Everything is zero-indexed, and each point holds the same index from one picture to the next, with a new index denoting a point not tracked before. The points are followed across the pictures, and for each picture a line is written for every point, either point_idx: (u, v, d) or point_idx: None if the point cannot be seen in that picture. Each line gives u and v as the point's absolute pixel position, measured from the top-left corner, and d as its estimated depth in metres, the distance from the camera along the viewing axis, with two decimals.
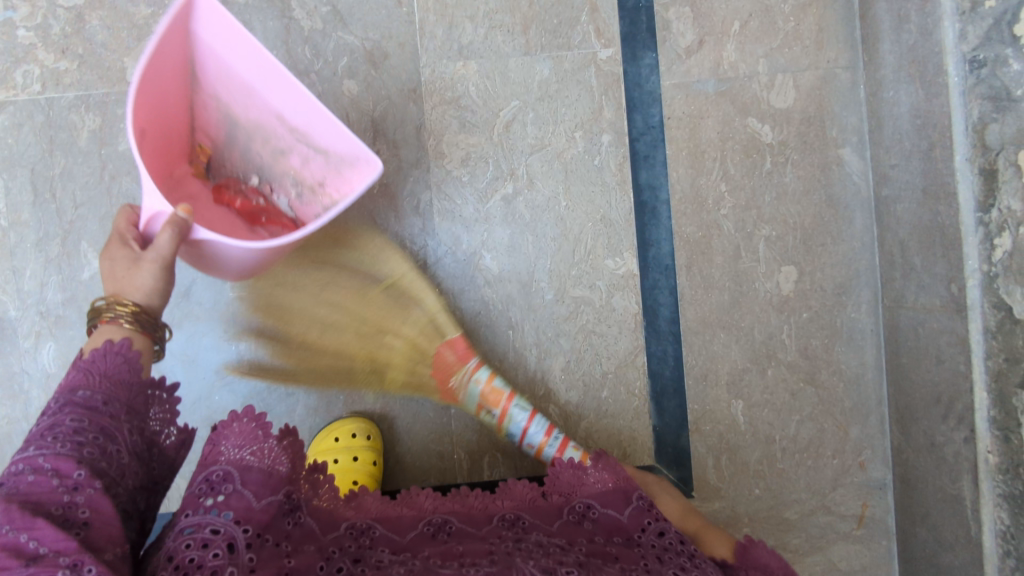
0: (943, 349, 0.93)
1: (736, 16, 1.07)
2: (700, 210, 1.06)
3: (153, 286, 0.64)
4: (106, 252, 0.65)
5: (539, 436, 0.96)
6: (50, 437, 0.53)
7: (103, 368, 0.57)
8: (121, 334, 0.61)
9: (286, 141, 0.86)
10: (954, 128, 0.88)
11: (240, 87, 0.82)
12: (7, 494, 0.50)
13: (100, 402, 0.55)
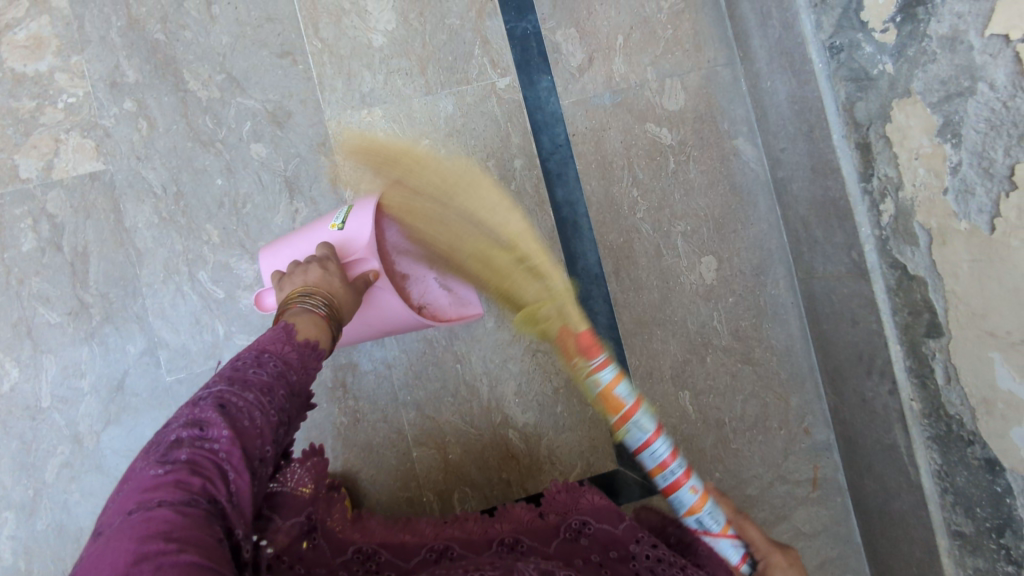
0: (856, 311, 1.00)
1: (618, 30, 1.13)
2: (618, 217, 1.11)
3: (351, 301, 0.81)
4: (325, 262, 0.82)
5: (676, 474, 0.71)
6: (268, 395, 0.59)
7: (303, 365, 0.65)
8: (319, 326, 0.73)
9: (414, 274, 1.06)
10: (827, 110, 0.95)
11: (406, 228, 1.04)
12: (228, 412, 0.55)
13: (298, 391, 0.63)
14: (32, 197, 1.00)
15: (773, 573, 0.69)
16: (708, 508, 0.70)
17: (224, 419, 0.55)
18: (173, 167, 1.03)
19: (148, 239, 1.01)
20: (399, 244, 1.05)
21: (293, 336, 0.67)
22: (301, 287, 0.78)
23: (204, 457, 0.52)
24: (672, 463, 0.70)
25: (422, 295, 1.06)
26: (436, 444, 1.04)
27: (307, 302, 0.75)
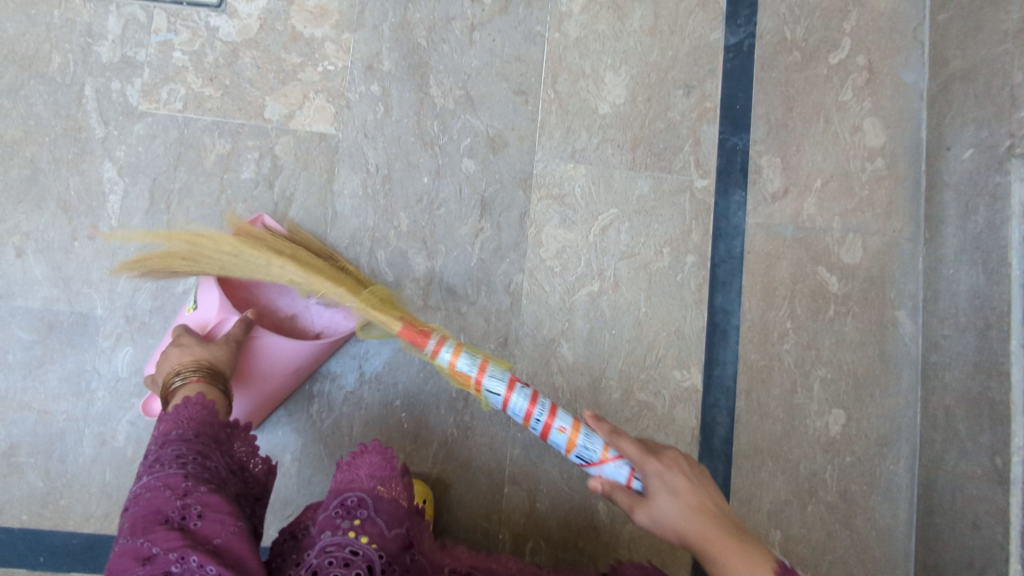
0: (981, 516, 0.98)
1: (820, 174, 1.16)
2: (766, 340, 1.13)
3: (223, 350, 0.85)
4: (177, 343, 0.86)
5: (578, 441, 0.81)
6: (156, 465, 0.67)
7: (188, 411, 0.73)
8: (199, 387, 0.79)
9: (299, 309, 1.05)
10: (1012, 314, 0.98)
11: (237, 268, 1.04)
12: (130, 516, 0.64)
13: (191, 434, 0.70)
14: (267, 136, 1.10)
15: (649, 481, 0.75)
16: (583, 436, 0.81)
17: (126, 520, 0.64)
18: (391, 154, 1.11)
19: (347, 206, 1.09)
20: (269, 292, 1.05)
21: (168, 413, 0.75)
22: (170, 370, 0.82)
23: (122, 553, 0.60)
24: (535, 410, 0.82)
25: (327, 314, 1.05)
26: (528, 487, 1.05)
27: (175, 380, 0.80)
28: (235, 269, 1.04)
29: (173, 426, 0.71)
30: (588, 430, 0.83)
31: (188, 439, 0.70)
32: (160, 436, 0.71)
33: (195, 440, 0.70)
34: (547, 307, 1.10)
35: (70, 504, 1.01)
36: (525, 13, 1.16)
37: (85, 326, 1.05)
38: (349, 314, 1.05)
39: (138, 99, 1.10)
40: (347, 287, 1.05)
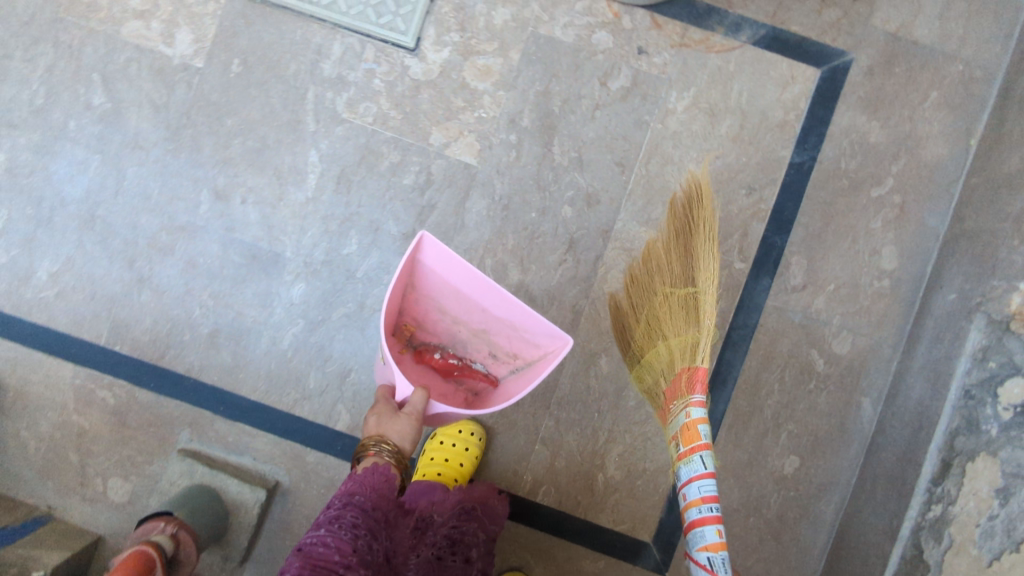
0: (870, 558, 1.33)
1: (834, 279, 1.48)
2: (754, 393, 1.48)
3: (407, 433, 1.13)
4: (376, 410, 1.17)
5: (701, 511, 1.17)
6: (337, 522, 1.04)
7: (372, 484, 1.10)
8: (381, 461, 1.13)
9: (492, 328, 1.30)
10: (939, 424, 1.27)
11: (450, 288, 1.25)
12: (302, 556, 1.00)
13: (366, 507, 1.07)
14: (427, 156, 1.51)
15: None
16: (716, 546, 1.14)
17: (298, 558, 1.00)
18: (513, 190, 1.50)
19: (473, 222, 1.50)
20: (461, 300, 1.28)
21: (356, 474, 1.12)
22: (366, 437, 1.15)
23: None
24: (705, 500, 1.17)
25: (529, 347, 1.28)
26: (552, 449, 1.47)
27: (372, 447, 1.13)
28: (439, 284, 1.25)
29: (358, 493, 1.08)
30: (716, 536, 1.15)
31: (363, 505, 1.07)
32: (346, 491, 1.09)
33: (367, 504, 1.07)
34: (598, 328, 1.49)
35: (246, 376, 1.51)
36: (640, 103, 1.50)
37: (277, 262, 1.51)
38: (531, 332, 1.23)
39: (344, 109, 1.53)
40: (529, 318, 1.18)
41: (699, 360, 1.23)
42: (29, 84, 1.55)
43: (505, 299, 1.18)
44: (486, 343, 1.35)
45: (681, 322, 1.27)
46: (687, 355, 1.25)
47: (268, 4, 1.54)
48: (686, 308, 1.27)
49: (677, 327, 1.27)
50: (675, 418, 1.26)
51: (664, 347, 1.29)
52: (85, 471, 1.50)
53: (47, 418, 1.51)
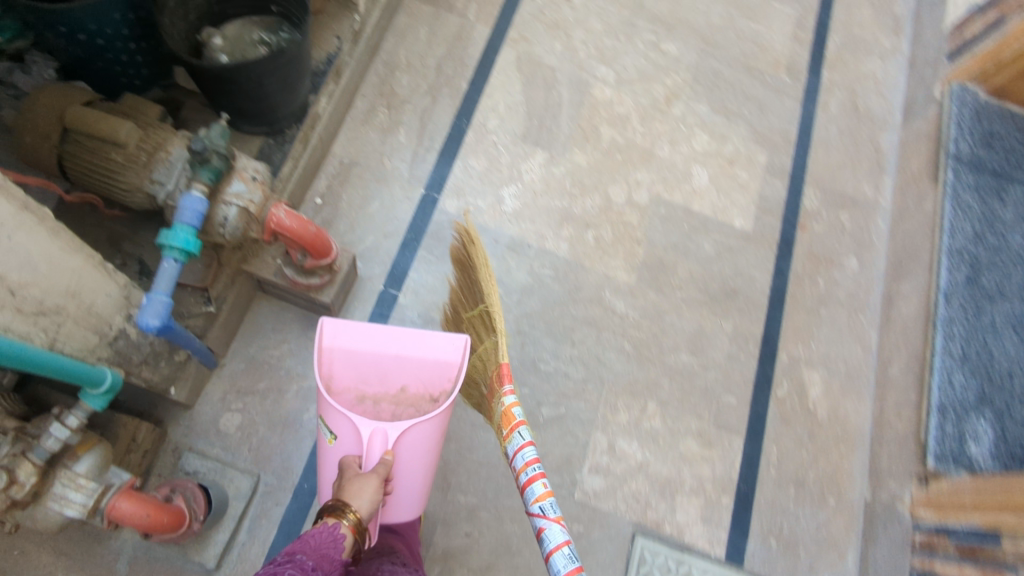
0: None
1: None
2: None
3: (364, 503, 1.22)
4: (342, 476, 1.29)
5: (531, 471, 1.37)
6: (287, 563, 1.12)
7: (317, 542, 1.17)
8: (344, 522, 1.21)
9: (407, 383, 1.47)
10: None
11: (360, 362, 1.45)
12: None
13: (308, 564, 1.12)
14: None
15: None
16: (551, 506, 1.33)
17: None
18: None
19: None
20: (368, 369, 1.46)
21: (304, 535, 1.19)
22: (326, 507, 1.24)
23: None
24: (532, 462, 1.38)
25: (437, 381, 1.46)
26: None
27: (346, 517, 1.20)
28: (342, 356, 1.44)
29: (298, 547, 1.15)
30: (552, 500, 1.34)
31: (303, 564, 1.11)
32: (288, 551, 1.15)
33: (304, 564, 1.12)
34: None
35: None
36: None
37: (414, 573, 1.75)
38: (438, 364, 1.46)
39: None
40: (427, 343, 1.44)
41: (491, 353, 1.51)
42: (549, 360, 2.03)
43: (399, 342, 1.45)
44: (409, 404, 1.48)
45: (486, 332, 1.56)
46: (492, 370, 1.54)
47: (628, 555, 1.88)
48: (490, 324, 1.55)
49: (485, 335, 1.56)
50: (497, 411, 1.49)
51: (476, 338, 1.62)
52: (237, 400, 1.94)
53: (292, 374, 1.98)
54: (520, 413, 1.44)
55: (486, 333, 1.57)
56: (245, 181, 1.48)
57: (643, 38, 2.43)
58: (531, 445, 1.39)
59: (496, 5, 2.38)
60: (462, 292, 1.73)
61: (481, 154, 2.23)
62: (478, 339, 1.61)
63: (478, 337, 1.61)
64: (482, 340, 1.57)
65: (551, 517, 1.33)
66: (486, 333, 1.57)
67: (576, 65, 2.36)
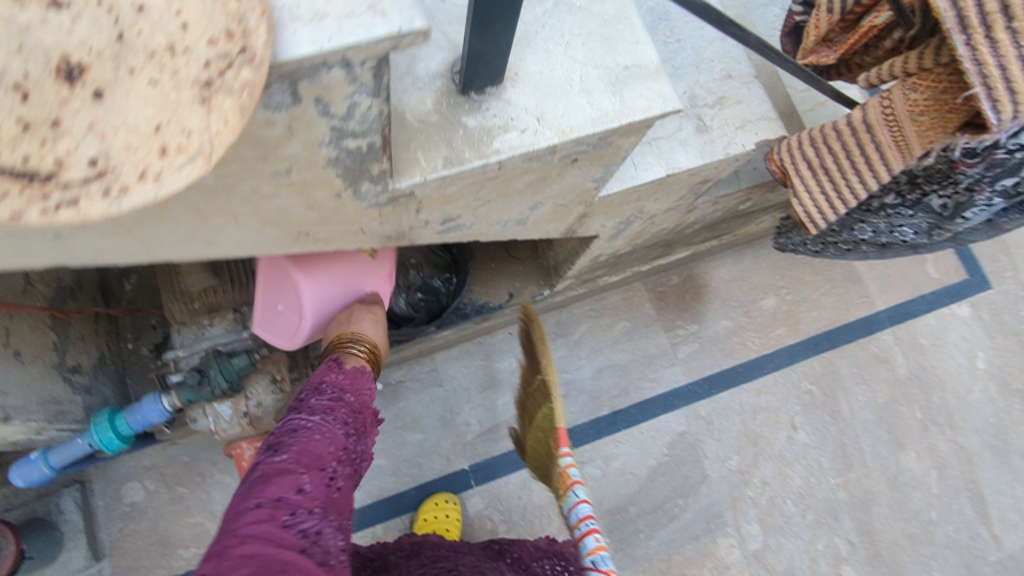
0: None
1: None
2: None
3: (374, 329, 1.13)
4: (365, 314, 1.13)
5: (583, 522, 1.00)
6: (319, 421, 0.89)
7: (352, 379, 1.02)
8: (359, 359, 1.07)
9: None
10: None
11: None
12: (276, 470, 0.77)
13: (350, 411, 0.96)
14: None
15: None
16: (604, 563, 0.94)
17: (279, 458, 0.80)
18: None
19: None
20: None
21: (342, 363, 1.05)
22: (347, 333, 1.09)
23: (255, 501, 0.72)
24: (584, 514, 1.01)
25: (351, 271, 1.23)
26: None
27: (363, 344, 1.08)
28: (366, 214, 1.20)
29: (336, 377, 1.00)
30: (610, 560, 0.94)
31: (352, 404, 0.97)
32: (326, 382, 0.99)
33: (354, 403, 0.98)
34: None
35: None
36: None
37: None
38: None
39: None
40: None
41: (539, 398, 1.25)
42: None
43: None
44: None
45: (534, 381, 1.31)
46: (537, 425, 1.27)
47: None
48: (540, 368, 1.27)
49: (534, 383, 1.31)
50: (547, 460, 1.20)
51: (527, 393, 1.36)
52: (153, 479, 1.74)
53: (206, 506, 1.74)
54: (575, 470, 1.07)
55: (543, 401, 1.25)
56: (234, 410, 1.23)
57: (834, 539, 1.80)
58: (582, 494, 1.03)
59: (716, 364, 1.90)
60: (524, 347, 1.43)
61: (550, 487, 1.80)
62: (529, 395, 1.35)
63: (532, 389, 1.32)
64: (534, 381, 1.30)
65: (604, 570, 0.93)
66: (536, 378, 1.31)
67: (732, 498, 1.81)
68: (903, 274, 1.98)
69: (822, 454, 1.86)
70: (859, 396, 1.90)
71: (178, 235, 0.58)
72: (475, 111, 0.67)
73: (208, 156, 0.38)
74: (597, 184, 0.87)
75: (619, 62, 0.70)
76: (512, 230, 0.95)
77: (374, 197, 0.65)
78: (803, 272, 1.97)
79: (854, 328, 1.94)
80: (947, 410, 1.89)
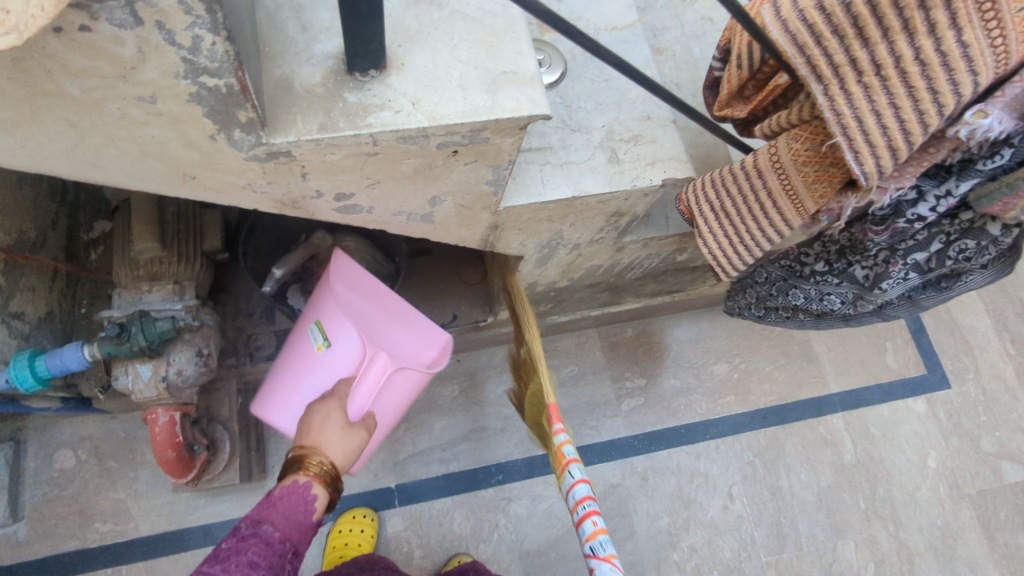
0: None
1: None
2: None
3: (328, 438, 1.00)
4: (326, 415, 1.03)
5: (584, 501, 1.14)
6: (237, 566, 0.88)
7: (288, 505, 0.96)
8: (302, 476, 0.98)
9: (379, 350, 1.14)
10: None
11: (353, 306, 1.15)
12: None
13: (277, 538, 0.93)
14: None
15: None
16: (605, 541, 1.10)
17: None
18: None
19: None
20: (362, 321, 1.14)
21: (273, 494, 0.97)
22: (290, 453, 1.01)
23: None
24: (583, 493, 1.15)
25: (424, 352, 1.18)
26: None
27: (304, 469, 0.98)
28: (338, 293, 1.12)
29: (263, 508, 0.96)
30: (608, 537, 1.11)
31: (270, 537, 0.93)
32: (256, 516, 0.95)
33: (273, 536, 0.93)
34: None
35: None
36: None
37: None
38: (426, 352, 1.18)
39: None
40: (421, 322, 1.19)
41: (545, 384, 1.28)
42: None
43: (400, 311, 1.19)
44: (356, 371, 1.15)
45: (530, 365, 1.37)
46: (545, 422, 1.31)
47: None
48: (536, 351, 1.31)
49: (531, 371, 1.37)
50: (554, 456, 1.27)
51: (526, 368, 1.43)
52: (87, 449, 1.77)
53: (130, 484, 1.76)
54: (574, 452, 1.21)
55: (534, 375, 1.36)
56: (153, 373, 1.33)
57: None
58: (581, 475, 1.17)
59: (659, 421, 1.89)
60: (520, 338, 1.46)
61: (473, 519, 1.77)
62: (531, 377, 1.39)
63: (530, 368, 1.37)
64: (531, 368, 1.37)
65: (602, 555, 1.09)
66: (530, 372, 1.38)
67: (656, 560, 1.76)
68: (861, 360, 1.97)
69: (756, 529, 1.80)
70: (802, 476, 1.85)
71: (57, 144, 0.67)
72: (357, 89, 0.74)
73: (20, 34, 0.44)
74: (493, 189, 0.93)
75: (498, 67, 0.77)
76: (418, 225, 1.01)
77: (251, 148, 0.72)
78: (759, 343, 1.98)
79: (804, 406, 1.92)
80: (892, 504, 1.83)
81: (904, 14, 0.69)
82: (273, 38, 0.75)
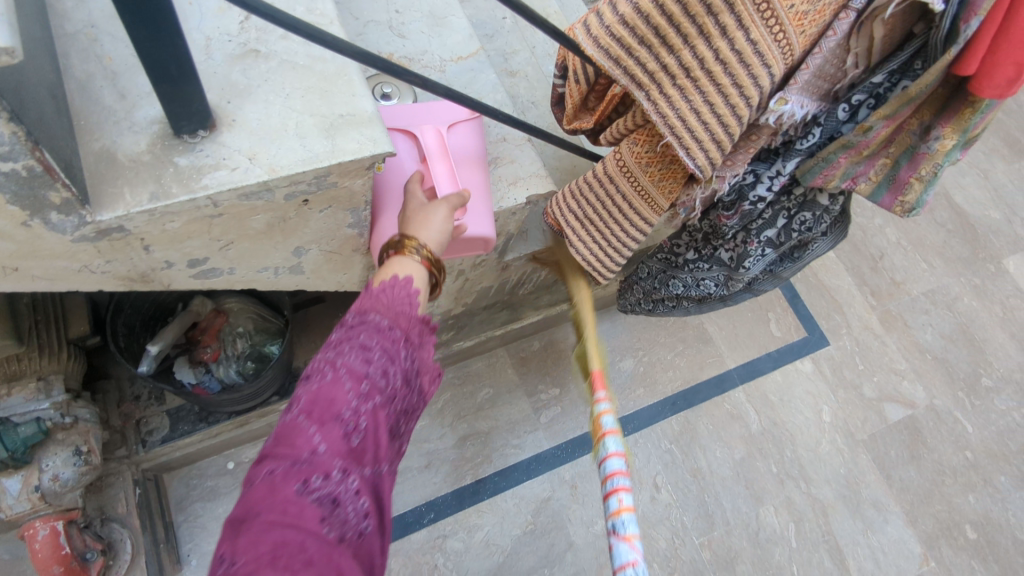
0: None
1: None
2: None
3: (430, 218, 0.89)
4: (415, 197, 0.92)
5: (614, 474, 1.04)
6: (340, 363, 0.74)
7: (387, 300, 0.81)
8: (410, 264, 0.85)
9: None
10: None
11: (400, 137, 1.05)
12: (289, 432, 0.69)
13: (386, 326, 0.79)
14: None
15: None
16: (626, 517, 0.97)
17: (295, 417, 0.70)
18: None
19: None
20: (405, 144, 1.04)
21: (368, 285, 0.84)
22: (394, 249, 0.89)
23: (266, 473, 0.66)
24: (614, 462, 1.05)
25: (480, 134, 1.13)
26: None
27: (415, 250, 0.86)
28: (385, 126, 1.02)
29: (366, 299, 0.81)
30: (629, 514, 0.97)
31: (381, 326, 0.78)
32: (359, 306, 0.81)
33: (382, 324, 0.79)
34: None
35: None
36: None
37: None
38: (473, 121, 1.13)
39: None
40: None
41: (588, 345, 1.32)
42: None
43: None
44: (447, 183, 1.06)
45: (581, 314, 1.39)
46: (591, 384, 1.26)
47: None
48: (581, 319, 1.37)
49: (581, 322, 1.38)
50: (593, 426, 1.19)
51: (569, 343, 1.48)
52: None
53: None
54: (613, 424, 1.12)
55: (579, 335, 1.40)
56: (24, 485, 1.23)
57: None
58: (615, 440, 1.08)
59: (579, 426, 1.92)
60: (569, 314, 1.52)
61: (411, 565, 1.72)
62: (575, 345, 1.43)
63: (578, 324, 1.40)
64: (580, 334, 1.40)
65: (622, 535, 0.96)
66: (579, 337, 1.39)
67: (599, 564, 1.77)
68: (749, 334, 2.11)
69: (685, 514, 1.86)
70: (717, 453, 1.94)
71: None
72: (187, 152, 0.72)
73: None
74: (357, 230, 0.93)
75: (334, 111, 0.77)
76: (290, 278, 0.99)
77: (76, 229, 0.68)
78: (657, 334, 2.07)
79: (708, 386, 2.02)
80: (800, 463, 1.95)
81: (697, 21, 0.75)
82: (89, 109, 0.72)
